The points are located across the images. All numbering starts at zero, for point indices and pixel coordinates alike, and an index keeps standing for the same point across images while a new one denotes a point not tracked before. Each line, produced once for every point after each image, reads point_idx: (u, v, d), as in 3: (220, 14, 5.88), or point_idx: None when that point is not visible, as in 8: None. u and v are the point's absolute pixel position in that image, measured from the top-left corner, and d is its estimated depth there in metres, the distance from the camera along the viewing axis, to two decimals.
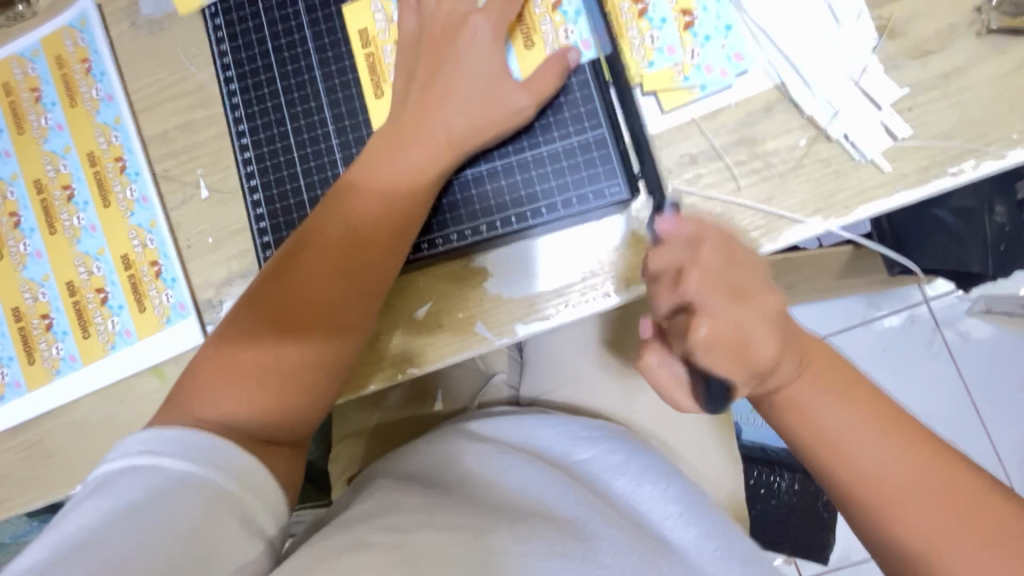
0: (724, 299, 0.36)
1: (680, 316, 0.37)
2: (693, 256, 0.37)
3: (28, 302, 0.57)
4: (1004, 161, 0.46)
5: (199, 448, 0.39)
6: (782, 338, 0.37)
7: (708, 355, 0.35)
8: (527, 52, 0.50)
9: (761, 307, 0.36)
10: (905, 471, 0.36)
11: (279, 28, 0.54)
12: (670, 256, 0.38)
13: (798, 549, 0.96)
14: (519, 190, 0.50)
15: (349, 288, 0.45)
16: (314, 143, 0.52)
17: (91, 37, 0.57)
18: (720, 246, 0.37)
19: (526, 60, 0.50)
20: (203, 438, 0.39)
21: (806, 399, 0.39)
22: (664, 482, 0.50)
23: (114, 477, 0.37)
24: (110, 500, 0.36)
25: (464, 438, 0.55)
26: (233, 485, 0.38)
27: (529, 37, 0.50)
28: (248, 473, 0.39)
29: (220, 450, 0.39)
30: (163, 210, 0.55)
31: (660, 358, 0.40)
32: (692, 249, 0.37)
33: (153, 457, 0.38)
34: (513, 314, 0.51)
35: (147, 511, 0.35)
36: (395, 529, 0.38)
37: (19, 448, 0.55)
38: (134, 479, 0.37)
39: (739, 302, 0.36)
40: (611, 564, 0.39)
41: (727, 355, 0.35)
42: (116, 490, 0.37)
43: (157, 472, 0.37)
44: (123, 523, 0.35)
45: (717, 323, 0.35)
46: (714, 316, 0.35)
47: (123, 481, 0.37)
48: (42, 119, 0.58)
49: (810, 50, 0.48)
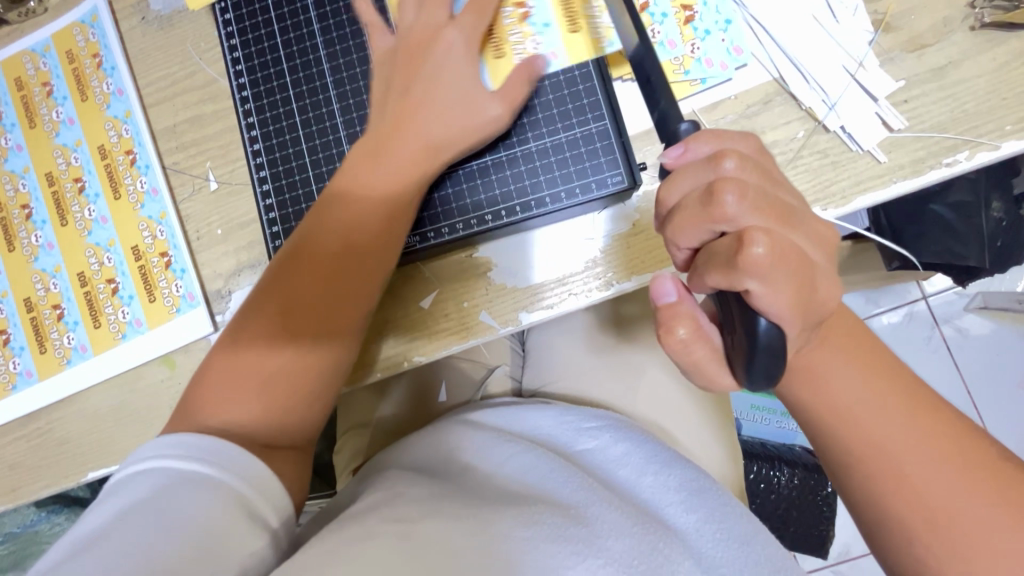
0: (762, 216, 0.32)
1: (724, 242, 0.32)
2: (719, 176, 0.33)
3: (39, 293, 0.58)
4: (998, 152, 0.47)
5: (201, 449, 0.39)
6: (831, 269, 0.34)
7: (763, 282, 0.30)
8: (574, 37, 0.49)
9: (807, 231, 0.33)
10: (901, 453, 0.37)
11: (287, 23, 0.55)
12: (692, 183, 0.34)
13: (797, 544, 0.97)
14: (524, 180, 0.51)
15: (353, 280, 0.46)
16: (322, 136, 0.53)
17: (102, 33, 0.58)
18: (746, 160, 0.34)
19: (572, 45, 0.49)
20: (205, 439, 0.40)
21: (810, 382, 0.39)
22: (664, 468, 0.51)
23: (123, 481, 0.38)
24: (119, 502, 0.37)
25: (467, 428, 0.56)
26: (236, 483, 0.39)
27: (574, 21, 0.49)
28: (252, 471, 0.40)
29: (221, 450, 0.39)
30: (173, 202, 0.56)
31: (693, 323, 0.35)
32: (715, 169, 0.34)
33: (157, 460, 0.39)
34: (517, 303, 0.52)
35: (151, 509, 0.36)
36: (402, 519, 0.39)
37: (30, 437, 0.56)
38: (141, 480, 0.38)
39: (784, 223, 0.32)
40: (614, 547, 0.40)
41: (783, 279, 0.31)
42: (124, 492, 0.38)
43: (162, 473, 0.38)
44: (131, 524, 0.36)
45: (773, 240, 0.31)
46: (770, 234, 0.31)
47: (131, 484, 0.38)
48: (54, 113, 0.59)
49: (808, 44, 0.50)
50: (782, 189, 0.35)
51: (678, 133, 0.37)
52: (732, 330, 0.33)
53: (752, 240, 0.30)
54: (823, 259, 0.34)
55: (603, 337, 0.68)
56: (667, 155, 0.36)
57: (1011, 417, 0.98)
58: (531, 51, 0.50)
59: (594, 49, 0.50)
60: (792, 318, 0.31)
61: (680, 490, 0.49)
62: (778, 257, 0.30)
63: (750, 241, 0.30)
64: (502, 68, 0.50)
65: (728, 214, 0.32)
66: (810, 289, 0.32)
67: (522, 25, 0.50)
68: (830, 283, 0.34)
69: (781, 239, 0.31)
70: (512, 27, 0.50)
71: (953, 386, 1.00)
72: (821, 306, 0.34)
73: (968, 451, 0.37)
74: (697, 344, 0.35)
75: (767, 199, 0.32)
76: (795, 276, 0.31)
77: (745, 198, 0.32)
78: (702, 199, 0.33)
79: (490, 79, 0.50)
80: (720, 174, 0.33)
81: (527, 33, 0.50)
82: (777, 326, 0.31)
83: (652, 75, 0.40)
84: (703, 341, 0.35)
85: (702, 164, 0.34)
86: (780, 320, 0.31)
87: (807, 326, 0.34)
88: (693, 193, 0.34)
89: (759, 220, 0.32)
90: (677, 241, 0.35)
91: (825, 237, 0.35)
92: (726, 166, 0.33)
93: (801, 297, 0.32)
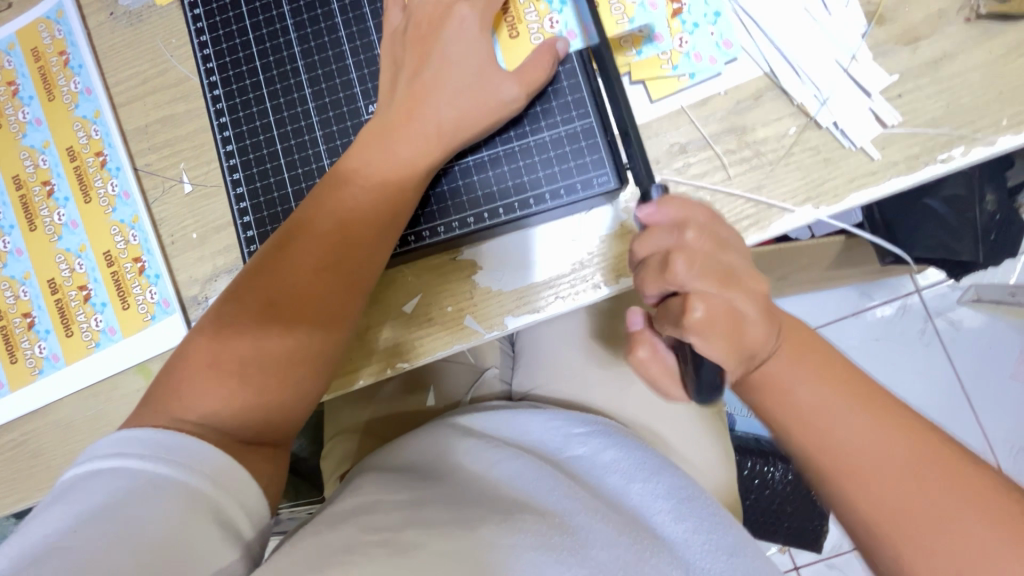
0: (709, 282, 0.34)
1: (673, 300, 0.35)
2: (679, 243, 0.35)
3: (9, 301, 0.56)
4: (994, 148, 0.45)
5: (172, 448, 0.38)
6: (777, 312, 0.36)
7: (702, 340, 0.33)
8: (512, 40, 0.49)
9: (752, 289, 0.35)
10: (893, 456, 0.37)
11: (260, 18, 0.53)
12: (658, 243, 0.35)
13: (791, 540, 0.96)
14: (507, 180, 0.49)
15: (336, 286, 0.44)
16: (298, 136, 0.51)
17: (68, 29, 0.56)
18: (705, 228, 0.35)
19: (513, 50, 0.49)
20: (177, 438, 0.38)
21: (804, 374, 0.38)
22: (654, 476, 0.50)
23: (84, 480, 0.37)
24: (77, 505, 0.35)
25: (453, 432, 0.55)
26: (208, 486, 0.37)
27: (514, 27, 0.49)
28: (225, 473, 0.38)
29: (193, 450, 0.38)
30: (145, 205, 0.54)
31: (652, 347, 0.39)
32: (677, 234, 0.35)
33: (123, 460, 0.37)
34: (503, 306, 0.50)
35: (116, 514, 0.34)
36: (382, 527, 0.38)
37: (4, 449, 0.55)
38: (104, 481, 0.36)
39: (732, 285, 0.34)
40: (598, 558, 0.38)
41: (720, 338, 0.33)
42: (84, 493, 0.36)
43: (127, 474, 0.36)
44: (93, 526, 0.34)
45: (711, 304, 0.33)
46: (709, 298, 0.33)
47: (92, 483, 0.36)
48: (20, 113, 0.56)
49: (800, 38, 0.48)
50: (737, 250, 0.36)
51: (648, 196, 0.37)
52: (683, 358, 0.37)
53: (693, 306, 0.33)
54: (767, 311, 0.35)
55: (593, 337, 0.66)
56: (639, 212, 0.36)
57: (1004, 410, 0.98)
58: (548, 31, 0.49)
59: (580, 45, 0.48)
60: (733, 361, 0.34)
61: (669, 499, 0.48)
62: (715, 321, 0.33)
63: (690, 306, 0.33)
64: (517, 48, 0.49)
65: (678, 279, 0.34)
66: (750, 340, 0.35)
67: (539, 4, 0.49)
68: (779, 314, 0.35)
69: (718, 303, 0.33)
70: (529, 5, 0.49)
71: (947, 380, 0.99)
72: None
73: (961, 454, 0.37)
74: (654, 363, 0.39)
75: (719, 265, 0.34)
76: (733, 333, 0.34)
77: (695, 267, 0.34)
78: (660, 263, 0.35)
79: (503, 58, 0.49)
80: (680, 240, 0.35)
81: (543, 12, 0.49)
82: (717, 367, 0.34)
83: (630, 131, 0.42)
84: (658, 362, 0.39)
85: (666, 230, 0.35)
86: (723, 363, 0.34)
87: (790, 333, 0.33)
88: (656, 254, 0.35)
89: (706, 285, 0.34)
90: (642, 291, 0.37)
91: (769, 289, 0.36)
92: (686, 233, 0.35)
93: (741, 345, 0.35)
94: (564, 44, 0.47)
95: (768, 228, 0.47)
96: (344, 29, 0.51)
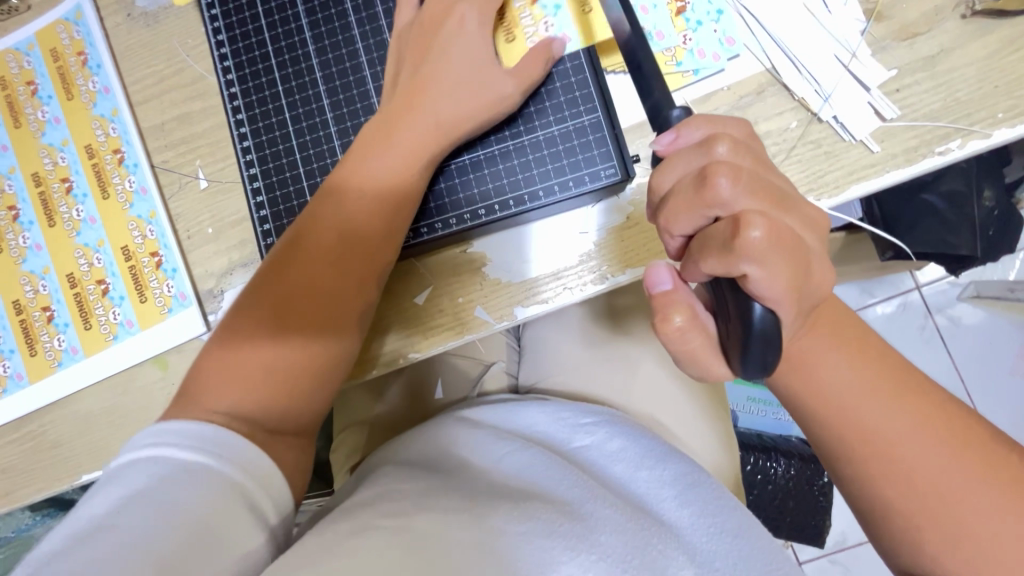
0: (757, 199, 0.32)
1: (720, 225, 0.32)
2: (712, 160, 0.34)
3: (28, 295, 0.57)
4: (990, 140, 0.47)
5: (204, 438, 0.39)
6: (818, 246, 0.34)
7: (766, 267, 0.30)
8: (586, 15, 0.49)
9: (801, 214, 0.34)
10: (890, 438, 0.38)
11: (275, 18, 0.54)
12: (684, 167, 0.35)
13: (793, 533, 0.96)
14: (517, 173, 0.50)
15: (347, 277, 0.45)
16: (312, 132, 0.53)
17: (87, 29, 0.57)
18: (739, 145, 0.35)
19: (586, 26, 0.49)
20: (209, 428, 0.39)
21: (810, 356, 0.40)
22: (660, 463, 0.51)
23: (124, 467, 0.38)
24: (118, 490, 0.36)
25: (464, 424, 0.56)
26: (233, 471, 0.38)
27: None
28: (253, 464, 0.39)
29: (222, 439, 0.39)
30: (163, 201, 0.55)
31: (689, 311, 0.35)
32: (707, 152, 0.34)
33: (159, 448, 0.38)
34: (513, 297, 0.51)
35: (152, 500, 0.36)
36: (396, 513, 0.40)
37: (23, 440, 0.56)
38: (142, 468, 0.37)
39: (780, 207, 0.33)
40: (607, 543, 0.39)
41: (780, 263, 0.30)
42: (123, 481, 0.37)
43: (163, 461, 0.38)
44: (127, 511, 0.35)
45: (769, 223, 0.31)
46: (765, 217, 0.31)
47: (130, 473, 0.37)
48: (39, 112, 0.58)
49: (801, 35, 0.49)
50: (775, 174, 0.35)
51: (671, 119, 0.38)
52: (727, 315, 0.33)
53: (748, 223, 0.30)
54: (818, 244, 0.34)
55: (600, 331, 0.68)
56: (659, 142, 0.36)
57: (1005, 404, 0.99)
58: None
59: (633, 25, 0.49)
60: (787, 304, 0.31)
61: (675, 486, 0.49)
62: (777, 239, 0.30)
63: (745, 224, 0.30)
64: (591, 23, 0.49)
65: (722, 198, 0.32)
66: (805, 275, 0.33)
67: None
68: (825, 266, 0.35)
69: (774, 222, 0.31)
70: None
71: (948, 375, 1.00)
72: (816, 287, 0.34)
73: (955, 433, 0.38)
74: (692, 333, 0.34)
75: (761, 183, 0.33)
76: (793, 260, 0.31)
77: (740, 182, 0.32)
78: (696, 184, 0.33)
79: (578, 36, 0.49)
80: (711, 158, 0.34)
81: None
82: (770, 310, 0.31)
83: (642, 63, 0.41)
84: (698, 330, 0.34)
85: (694, 149, 0.35)
86: (775, 306, 0.31)
87: (801, 311, 0.34)
88: (687, 177, 0.34)
89: (756, 204, 0.32)
90: (673, 227, 0.35)
91: (821, 222, 0.35)
92: (718, 151, 0.34)
93: (797, 281, 0.32)
94: (560, 44, 0.48)
95: None
96: (357, 28, 0.53)
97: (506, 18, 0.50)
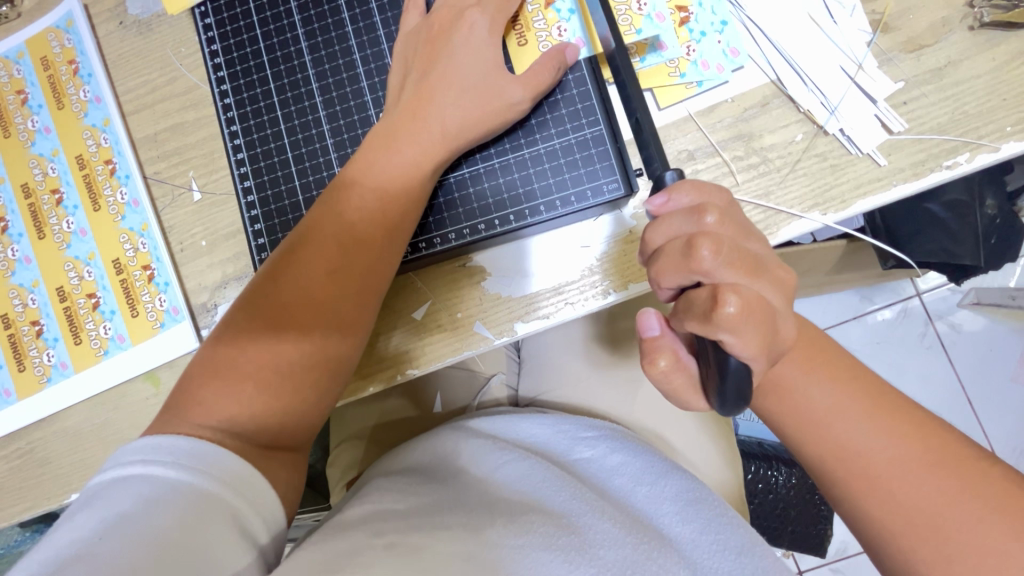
0: (737, 272, 0.33)
1: (702, 294, 0.33)
2: (700, 230, 0.34)
3: (17, 309, 0.55)
4: (999, 154, 0.46)
5: (191, 456, 0.38)
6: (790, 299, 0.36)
7: (741, 335, 0.31)
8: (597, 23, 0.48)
9: (776, 281, 0.34)
10: (900, 459, 0.37)
11: (270, 27, 0.53)
12: (674, 231, 0.35)
13: (796, 544, 0.95)
14: (518, 187, 0.49)
15: (343, 292, 0.44)
16: (308, 144, 0.52)
17: (78, 38, 0.56)
18: (726, 214, 0.35)
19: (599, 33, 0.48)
20: (196, 446, 0.38)
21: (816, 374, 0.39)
22: (661, 478, 0.50)
23: (106, 488, 0.36)
24: (100, 512, 0.35)
25: (462, 434, 0.55)
26: (222, 489, 0.37)
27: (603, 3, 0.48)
28: (243, 480, 0.38)
29: (210, 456, 0.38)
30: (155, 213, 0.54)
31: (673, 355, 0.36)
32: (697, 219, 0.34)
33: (143, 467, 0.37)
34: (513, 312, 0.50)
35: (136, 521, 0.34)
36: (391, 532, 0.38)
37: (11, 457, 0.54)
38: (126, 489, 0.36)
39: (758, 277, 0.33)
40: (606, 557, 0.38)
41: (756, 332, 0.31)
42: (106, 500, 0.35)
43: (149, 481, 0.36)
44: (108, 533, 0.34)
45: (745, 297, 0.31)
46: (743, 292, 0.31)
47: (115, 492, 0.36)
48: (29, 122, 0.57)
49: (806, 46, 0.49)
50: (756, 239, 0.36)
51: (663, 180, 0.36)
52: (705, 361, 0.34)
53: (726, 298, 0.31)
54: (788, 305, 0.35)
55: (600, 343, 0.66)
56: (651, 203, 0.36)
57: (1008, 412, 0.98)
58: (635, 11, 0.48)
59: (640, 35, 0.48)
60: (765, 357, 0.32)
61: (676, 501, 0.47)
62: (753, 310, 0.31)
63: (723, 298, 0.31)
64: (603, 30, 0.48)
65: (705, 267, 0.32)
66: (775, 332, 0.33)
67: None
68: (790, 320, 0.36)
69: (749, 293, 0.32)
70: None
71: (949, 383, 1.00)
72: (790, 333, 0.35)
73: (965, 454, 0.37)
74: (676, 374, 0.36)
75: (745, 255, 0.33)
76: (768, 326, 0.32)
77: (724, 254, 0.32)
78: (684, 250, 0.33)
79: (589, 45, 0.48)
80: (701, 228, 0.34)
81: None
82: (745, 365, 0.32)
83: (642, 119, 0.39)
84: (681, 372, 0.36)
85: (684, 215, 0.34)
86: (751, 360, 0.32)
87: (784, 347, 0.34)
88: (676, 240, 0.34)
89: (734, 275, 0.33)
90: (659, 283, 0.35)
91: (790, 283, 0.35)
92: (708, 220, 0.34)
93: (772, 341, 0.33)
94: (574, 50, 0.47)
95: (776, 234, 0.47)
96: (354, 38, 0.52)
97: (519, 22, 0.50)
